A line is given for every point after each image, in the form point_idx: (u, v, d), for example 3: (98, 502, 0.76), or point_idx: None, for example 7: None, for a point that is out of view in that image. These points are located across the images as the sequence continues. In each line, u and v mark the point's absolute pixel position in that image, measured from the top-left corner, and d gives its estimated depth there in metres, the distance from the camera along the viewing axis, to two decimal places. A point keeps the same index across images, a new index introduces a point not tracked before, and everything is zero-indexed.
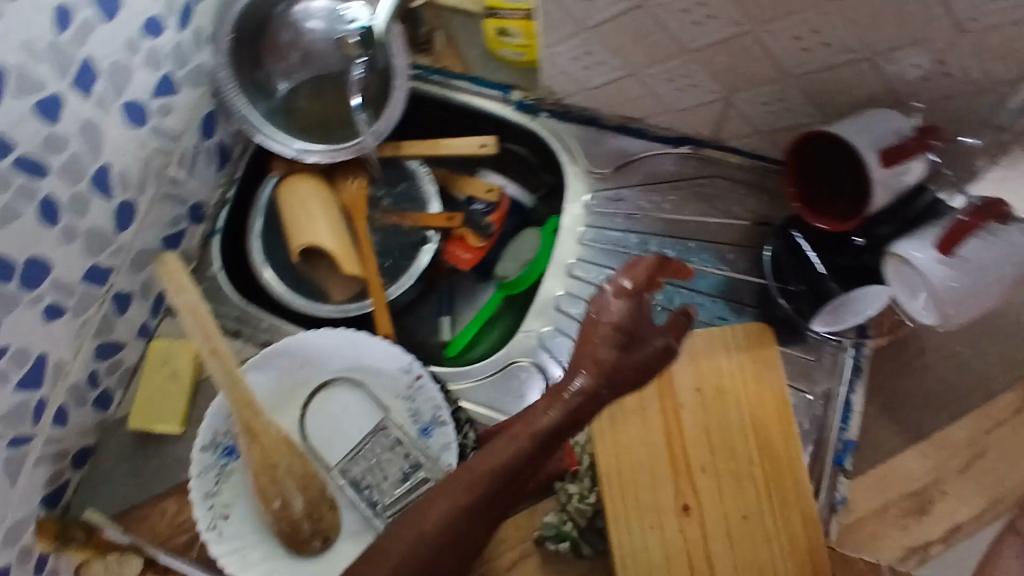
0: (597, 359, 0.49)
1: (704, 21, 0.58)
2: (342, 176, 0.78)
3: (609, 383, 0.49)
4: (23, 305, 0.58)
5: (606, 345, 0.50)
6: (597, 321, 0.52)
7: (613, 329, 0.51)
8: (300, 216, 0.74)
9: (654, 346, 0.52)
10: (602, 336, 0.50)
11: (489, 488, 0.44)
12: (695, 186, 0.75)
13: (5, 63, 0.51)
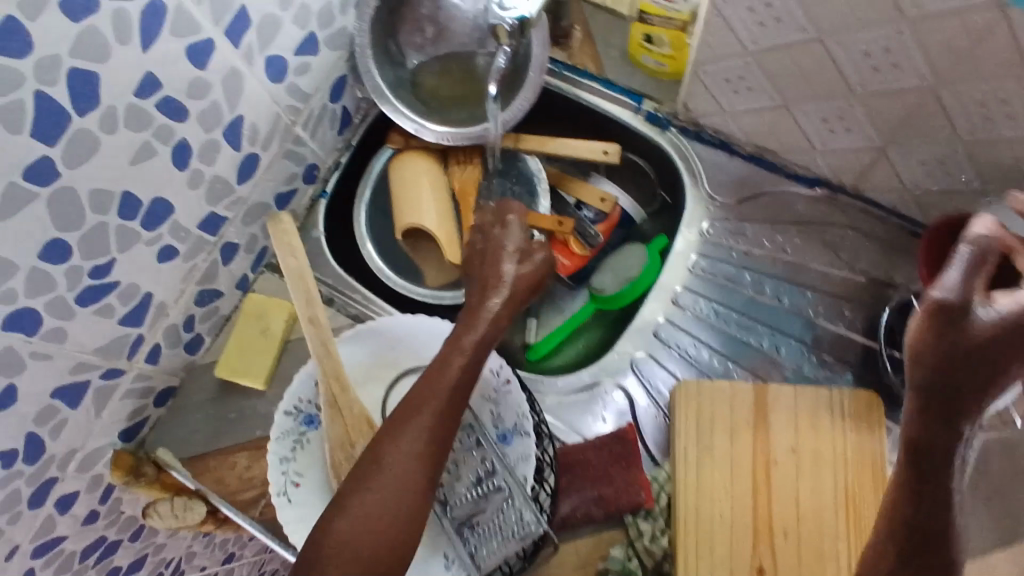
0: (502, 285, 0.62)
1: (886, 69, 0.53)
2: (455, 160, 0.77)
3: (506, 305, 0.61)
4: (142, 243, 0.59)
5: (499, 274, 0.63)
6: (490, 265, 0.64)
7: (498, 262, 0.64)
8: (408, 196, 0.73)
9: (523, 267, 0.63)
10: (501, 263, 0.63)
11: (448, 387, 0.54)
12: (822, 233, 0.70)
13: (164, 0, 0.50)
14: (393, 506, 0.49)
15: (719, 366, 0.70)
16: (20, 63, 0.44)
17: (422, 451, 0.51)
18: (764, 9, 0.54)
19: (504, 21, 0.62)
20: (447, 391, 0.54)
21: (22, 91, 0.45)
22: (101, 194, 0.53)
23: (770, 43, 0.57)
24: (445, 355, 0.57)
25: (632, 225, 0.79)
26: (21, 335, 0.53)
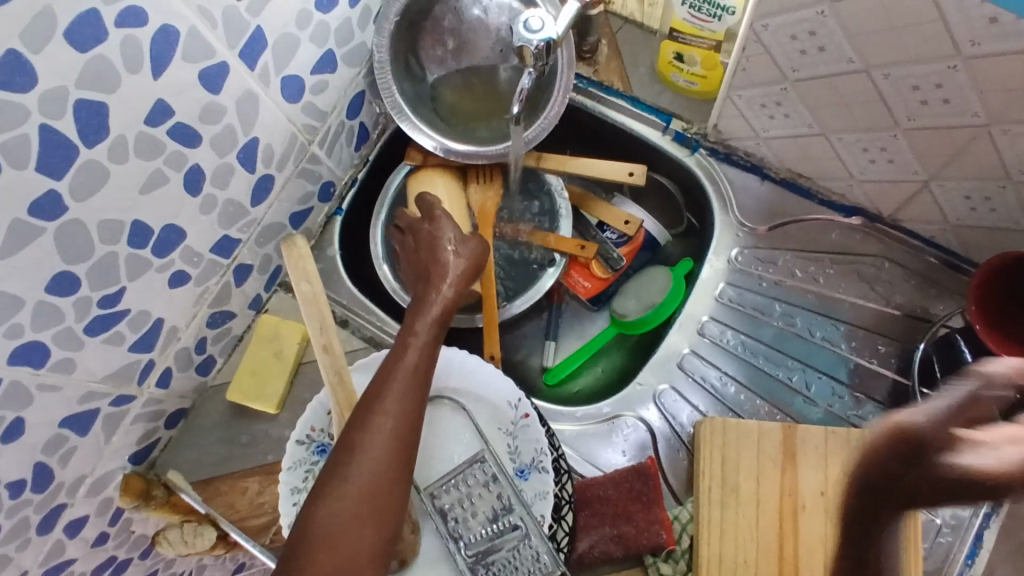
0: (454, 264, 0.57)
1: (934, 104, 0.50)
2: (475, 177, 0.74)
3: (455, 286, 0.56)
4: (153, 270, 0.57)
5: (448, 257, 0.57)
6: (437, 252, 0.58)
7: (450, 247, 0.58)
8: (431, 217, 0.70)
9: (468, 249, 0.58)
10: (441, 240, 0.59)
11: (412, 372, 0.49)
12: (855, 265, 0.68)
13: (176, 25, 0.48)
14: (372, 504, 0.44)
15: (743, 401, 0.68)
16: (24, 97, 0.42)
17: (395, 443, 0.46)
18: (806, 37, 0.51)
19: (531, 43, 0.59)
20: (414, 375, 0.49)
21: (28, 126, 0.43)
22: (110, 224, 0.51)
23: (809, 72, 0.55)
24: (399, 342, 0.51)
25: (656, 247, 0.77)
26: (28, 368, 0.51)
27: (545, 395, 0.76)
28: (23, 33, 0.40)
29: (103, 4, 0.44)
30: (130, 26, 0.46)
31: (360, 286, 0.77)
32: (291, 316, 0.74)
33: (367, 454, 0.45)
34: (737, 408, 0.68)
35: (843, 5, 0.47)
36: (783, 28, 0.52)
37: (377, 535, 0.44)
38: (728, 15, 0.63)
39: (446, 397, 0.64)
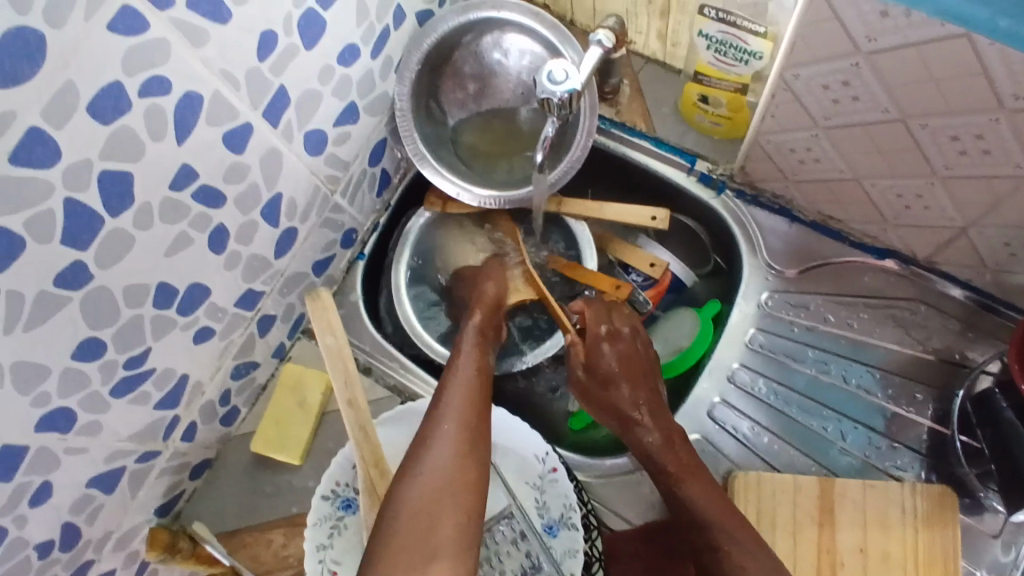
0: (490, 288, 0.70)
1: (975, 154, 0.49)
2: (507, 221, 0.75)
3: (496, 313, 0.68)
4: (178, 328, 0.57)
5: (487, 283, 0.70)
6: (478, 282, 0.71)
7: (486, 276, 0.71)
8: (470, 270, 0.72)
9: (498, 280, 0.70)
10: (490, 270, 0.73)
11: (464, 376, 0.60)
12: (890, 309, 0.66)
13: (199, 91, 0.48)
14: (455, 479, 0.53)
15: (777, 451, 0.66)
16: (47, 173, 0.41)
17: (458, 432, 0.55)
18: (840, 87, 0.50)
19: (554, 95, 0.58)
20: (469, 381, 0.60)
21: (52, 200, 0.43)
22: (135, 288, 0.51)
23: (843, 120, 0.53)
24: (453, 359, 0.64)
25: (683, 287, 0.77)
26: (55, 434, 0.51)
27: (570, 442, 0.74)
28: (46, 109, 0.40)
29: (127, 76, 0.43)
30: (154, 95, 0.45)
31: (381, 331, 0.76)
32: (314, 363, 0.73)
33: (440, 441, 0.55)
34: (771, 459, 0.65)
35: (880, 58, 0.46)
36: (816, 78, 0.51)
37: (459, 504, 0.51)
38: (754, 59, 0.61)
39: None
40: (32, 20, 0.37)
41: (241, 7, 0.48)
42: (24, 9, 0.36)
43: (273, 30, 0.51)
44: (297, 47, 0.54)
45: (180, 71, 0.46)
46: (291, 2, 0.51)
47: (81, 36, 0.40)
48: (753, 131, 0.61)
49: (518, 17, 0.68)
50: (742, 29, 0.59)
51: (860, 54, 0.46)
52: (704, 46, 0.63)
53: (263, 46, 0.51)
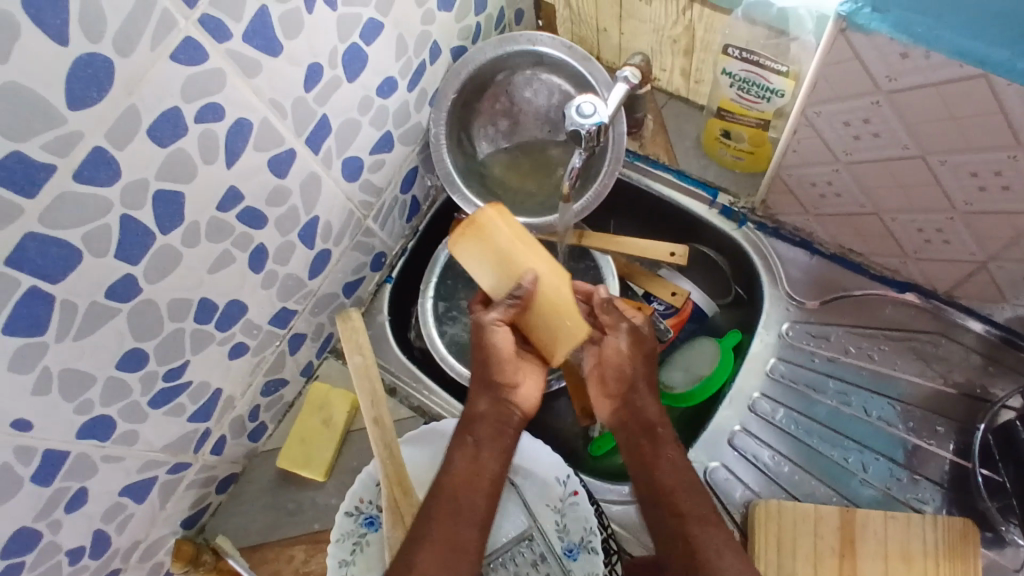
0: (499, 368, 0.62)
1: (994, 190, 0.50)
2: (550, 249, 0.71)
3: (506, 398, 0.62)
4: (215, 343, 0.59)
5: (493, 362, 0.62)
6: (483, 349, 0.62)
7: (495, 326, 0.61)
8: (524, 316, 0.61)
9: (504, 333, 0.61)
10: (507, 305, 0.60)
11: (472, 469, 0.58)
12: (911, 342, 0.66)
13: (249, 118, 0.51)
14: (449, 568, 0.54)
15: (797, 481, 0.66)
16: (108, 191, 0.44)
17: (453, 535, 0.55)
18: (861, 124, 0.52)
19: (583, 128, 0.61)
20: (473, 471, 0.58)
21: (109, 217, 0.45)
22: (178, 303, 0.53)
23: (863, 155, 0.55)
24: (458, 443, 0.60)
25: (704, 318, 0.78)
26: (94, 441, 0.53)
27: (590, 467, 0.75)
28: (110, 132, 0.43)
29: (185, 103, 0.46)
30: (207, 121, 0.48)
31: (406, 352, 0.78)
32: (340, 382, 0.75)
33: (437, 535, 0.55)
34: (791, 489, 0.66)
35: (900, 96, 0.48)
36: (838, 115, 0.52)
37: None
38: (777, 97, 0.62)
39: None
40: (103, 47, 0.40)
41: (291, 41, 0.51)
42: (98, 39, 0.39)
43: (319, 62, 0.54)
44: (341, 79, 0.57)
45: (232, 99, 0.49)
46: (337, 38, 0.54)
47: (146, 64, 0.43)
48: (775, 165, 0.62)
49: (553, 51, 0.70)
50: (765, 69, 0.61)
51: (881, 92, 0.48)
52: (726, 84, 0.64)
53: (310, 77, 0.54)
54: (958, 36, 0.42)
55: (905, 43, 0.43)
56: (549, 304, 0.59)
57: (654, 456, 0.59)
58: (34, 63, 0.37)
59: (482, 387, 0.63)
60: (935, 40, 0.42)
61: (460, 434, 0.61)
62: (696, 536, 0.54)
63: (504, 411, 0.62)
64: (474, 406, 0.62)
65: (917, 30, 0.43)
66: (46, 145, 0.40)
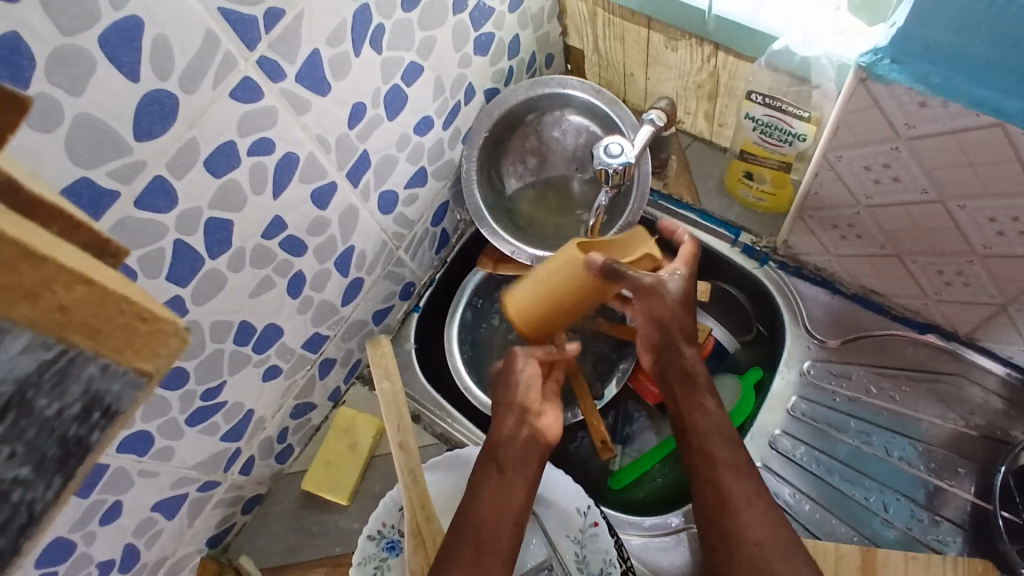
0: (525, 391, 0.62)
1: (1012, 234, 0.51)
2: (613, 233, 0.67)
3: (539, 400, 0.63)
4: (251, 365, 0.62)
5: (519, 387, 0.62)
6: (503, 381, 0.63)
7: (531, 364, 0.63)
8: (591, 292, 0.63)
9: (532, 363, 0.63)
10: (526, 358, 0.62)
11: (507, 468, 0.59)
12: (933, 383, 0.67)
13: (296, 152, 0.54)
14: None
15: (818, 519, 0.66)
16: (164, 217, 0.47)
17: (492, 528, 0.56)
18: (881, 168, 0.54)
19: (610, 167, 0.63)
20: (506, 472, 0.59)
21: (164, 241, 0.48)
22: (220, 325, 0.56)
23: (883, 199, 0.57)
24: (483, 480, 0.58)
25: (725, 354, 0.79)
26: (132, 456, 0.55)
27: (610, 500, 0.75)
28: (170, 162, 0.46)
29: (239, 137, 0.49)
30: (259, 154, 0.51)
31: (431, 380, 0.80)
32: (366, 408, 0.77)
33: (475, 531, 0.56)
34: (811, 527, 0.66)
35: (919, 143, 0.49)
36: (859, 159, 0.54)
37: None
38: (799, 141, 0.64)
39: None
40: (169, 84, 0.43)
41: (339, 81, 0.54)
42: (165, 76, 0.43)
43: (364, 102, 0.57)
44: (382, 117, 0.60)
45: (282, 134, 0.52)
46: (380, 79, 0.58)
47: (207, 100, 0.46)
48: (796, 207, 0.64)
49: (581, 94, 0.74)
50: (788, 114, 0.63)
51: (901, 139, 0.50)
52: (749, 127, 0.67)
53: (353, 115, 0.57)
54: (975, 87, 0.44)
55: (923, 93, 0.45)
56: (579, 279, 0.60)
57: (694, 408, 0.61)
58: (108, 98, 0.40)
59: (509, 412, 0.61)
60: (952, 91, 0.44)
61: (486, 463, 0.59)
62: (724, 484, 0.57)
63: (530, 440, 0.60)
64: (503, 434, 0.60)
65: (934, 81, 0.45)
66: (112, 172, 0.43)
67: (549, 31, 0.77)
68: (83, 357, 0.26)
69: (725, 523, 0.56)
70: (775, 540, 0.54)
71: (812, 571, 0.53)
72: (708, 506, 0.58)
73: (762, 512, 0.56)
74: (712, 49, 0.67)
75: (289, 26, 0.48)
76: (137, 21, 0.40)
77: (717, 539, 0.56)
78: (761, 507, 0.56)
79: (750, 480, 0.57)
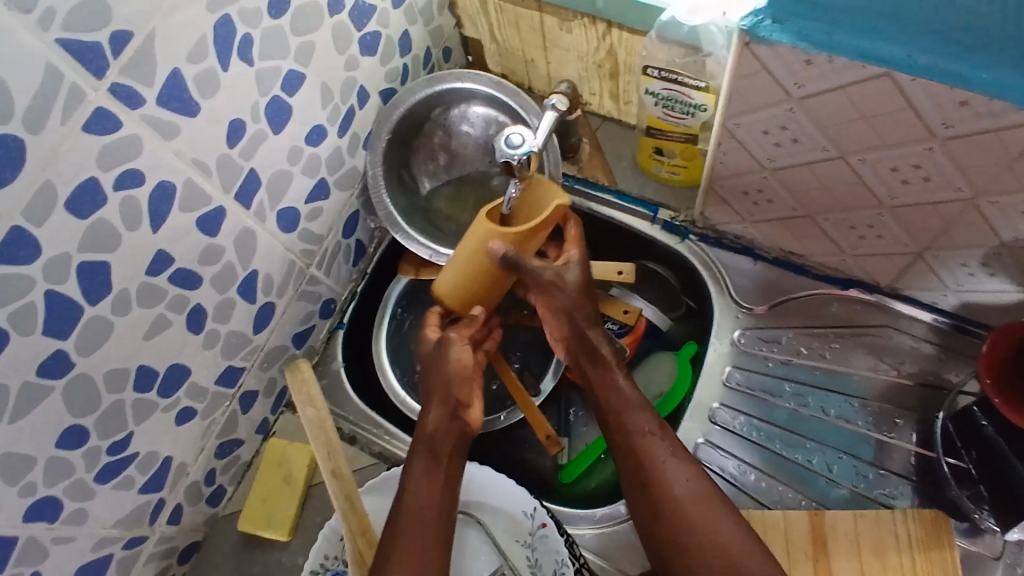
0: (457, 386, 0.60)
1: (916, 182, 0.51)
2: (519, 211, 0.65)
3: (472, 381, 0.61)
4: (160, 410, 0.58)
5: (452, 381, 0.60)
6: (438, 370, 0.61)
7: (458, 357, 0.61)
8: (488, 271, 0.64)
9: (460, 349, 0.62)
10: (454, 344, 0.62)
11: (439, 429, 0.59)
12: (861, 337, 0.67)
13: (173, 180, 0.50)
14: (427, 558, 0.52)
15: (765, 486, 0.66)
16: (29, 269, 0.43)
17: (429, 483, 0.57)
18: (779, 131, 0.53)
19: (512, 158, 0.61)
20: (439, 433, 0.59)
21: (33, 294, 0.44)
22: (115, 373, 0.52)
23: (787, 161, 0.56)
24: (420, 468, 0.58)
25: (659, 333, 0.77)
26: (41, 524, 0.51)
27: (563, 496, 0.74)
28: (26, 210, 0.42)
29: (102, 171, 0.45)
30: (128, 186, 0.47)
31: (365, 398, 0.77)
32: (299, 436, 0.73)
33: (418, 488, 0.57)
34: (760, 497, 0.65)
35: (811, 102, 0.49)
36: (757, 124, 0.54)
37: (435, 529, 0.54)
38: (701, 112, 0.63)
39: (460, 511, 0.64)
40: (11, 126, 0.39)
41: (209, 99, 0.51)
42: (6, 118, 0.39)
43: (241, 118, 0.54)
44: (266, 131, 0.57)
45: (152, 163, 0.48)
46: (258, 93, 0.54)
47: (58, 138, 0.42)
48: (707, 177, 0.63)
49: (481, 87, 0.72)
50: (686, 86, 0.62)
51: (793, 99, 0.49)
52: (651, 103, 0.66)
53: (232, 133, 0.53)
54: (857, 39, 0.43)
55: (806, 50, 0.45)
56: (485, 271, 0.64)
57: (607, 384, 0.63)
58: None
59: (439, 406, 0.60)
60: (834, 44, 0.44)
61: (418, 450, 0.58)
62: (644, 451, 0.59)
63: (459, 427, 0.60)
64: (431, 426, 0.59)
65: (816, 38, 0.44)
66: None
67: (441, 24, 0.74)
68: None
69: (650, 483, 0.58)
70: (696, 493, 0.57)
71: (733, 517, 0.56)
72: (631, 470, 0.60)
73: (679, 465, 0.58)
74: (605, 27, 0.65)
75: (141, 47, 0.44)
76: None
77: (645, 501, 0.58)
78: (679, 462, 0.59)
79: (666, 441, 0.60)
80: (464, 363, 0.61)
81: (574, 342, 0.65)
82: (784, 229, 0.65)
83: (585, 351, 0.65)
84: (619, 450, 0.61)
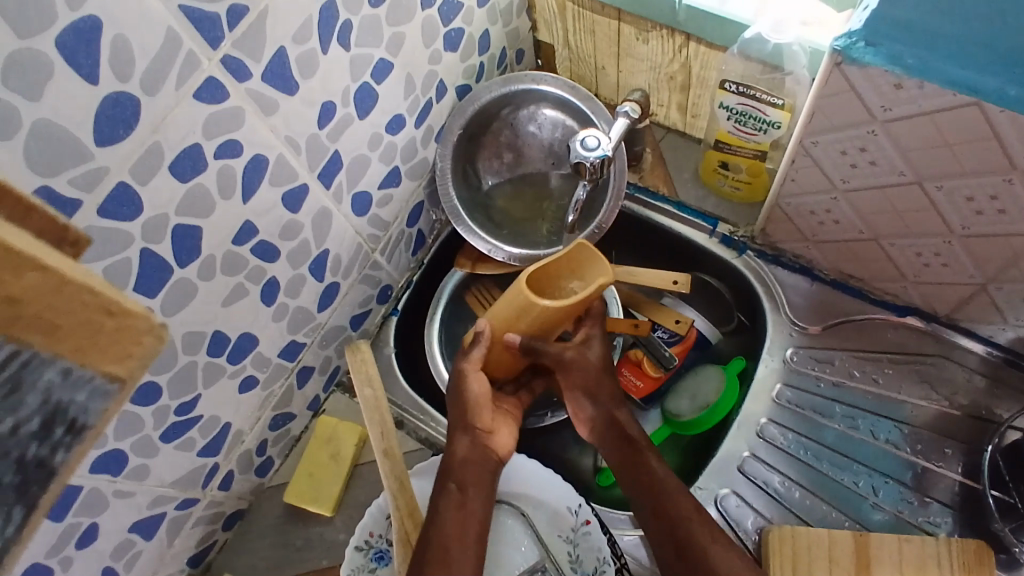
0: (476, 412, 0.63)
1: (991, 213, 0.52)
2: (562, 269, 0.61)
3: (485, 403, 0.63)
4: (226, 376, 0.59)
5: (472, 408, 0.63)
6: (460, 396, 0.64)
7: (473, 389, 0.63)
8: (519, 323, 0.62)
9: (477, 378, 0.64)
10: (472, 375, 0.64)
11: (466, 449, 0.61)
12: (915, 365, 0.68)
13: (266, 155, 0.52)
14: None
15: (809, 504, 0.66)
16: (130, 226, 0.45)
17: (477, 504, 0.58)
18: (857, 152, 0.54)
19: (587, 160, 0.63)
20: (462, 451, 0.61)
21: (129, 250, 0.46)
22: (193, 336, 0.54)
23: (860, 183, 0.57)
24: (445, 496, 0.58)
25: (708, 345, 0.80)
26: (106, 476, 0.53)
27: (600, 496, 0.75)
28: (133, 168, 0.43)
29: (205, 140, 0.47)
30: (226, 157, 0.49)
31: (413, 385, 0.78)
32: (347, 417, 0.75)
33: (460, 502, 0.57)
34: (804, 514, 0.65)
35: (895, 125, 0.50)
36: (835, 143, 0.54)
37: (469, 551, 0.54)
38: (773, 129, 0.65)
39: (505, 502, 0.65)
40: (130, 86, 0.41)
41: (307, 80, 0.52)
42: (125, 77, 0.40)
43: (333, 101, 0.56)
44: (352, 116, 0.59)
45: (248, 137, 0.50)
46: (350, 78, 0.56)
47: (170, 103, 0.44)
48: (774, 195, 0.64)
49: (555, 90, 0.74)
50: (762, 102, 0.63)
51: (877, 122, 0.50)
52: (723, 117, 0.67)
53: (323, 115, 0.56)
54: (952, 67, 0.44)
55: (898, 74, 0.45)
56: (516, 326, 0.62)
57: (642, 468, 0.60)
58: (63, 102, 0.38)
59: (463, 433, 0.62)
60: (929, 71, 0.44)
61: (448, 475, 0.59)
62: (683, 532, 0.56)
63: (483, 450, 0.61)
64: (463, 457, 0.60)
65: (910, 62, 0.44)
66: (74, 180, 0.40)
67: (518, 26, 0.76)
68: (41, 360, 0.26)
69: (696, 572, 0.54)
70: None
71: None
72: (671, 556, 0.56)
73: (723, 551, 0.54)
74: (683, 40, 0.67)
75: (252, 24, 0.46)
76: (95, 22, 0.37)
77: None
78: (723, 549, 0.55)
79: (705, 525, 0.56)
80: (481, 391, 0.63)
81: (599, 420, 0.65)
82: (847, 250, 0.65)
83: (611, 430, 0.63)
84: (655, 533, 0.58)
